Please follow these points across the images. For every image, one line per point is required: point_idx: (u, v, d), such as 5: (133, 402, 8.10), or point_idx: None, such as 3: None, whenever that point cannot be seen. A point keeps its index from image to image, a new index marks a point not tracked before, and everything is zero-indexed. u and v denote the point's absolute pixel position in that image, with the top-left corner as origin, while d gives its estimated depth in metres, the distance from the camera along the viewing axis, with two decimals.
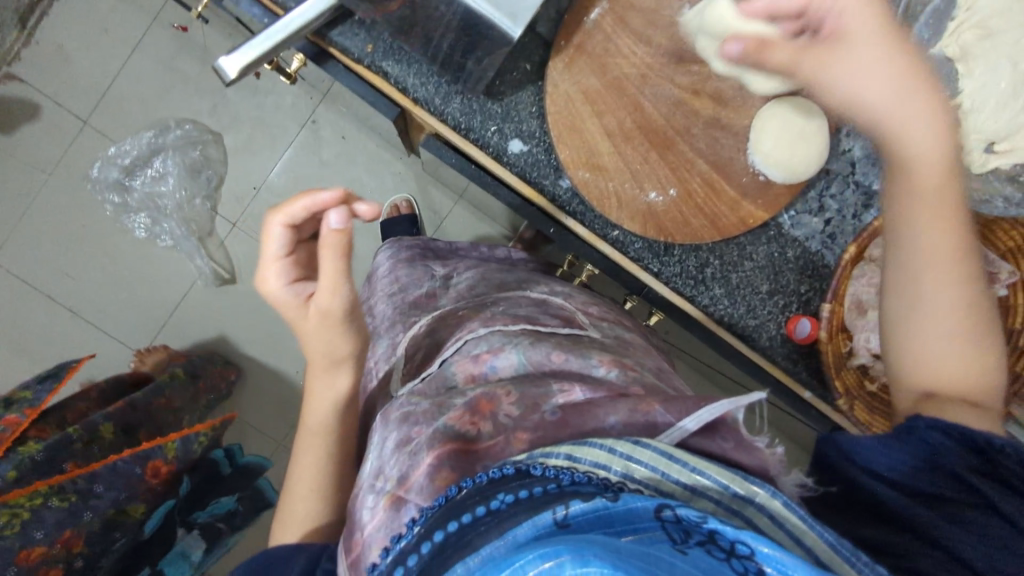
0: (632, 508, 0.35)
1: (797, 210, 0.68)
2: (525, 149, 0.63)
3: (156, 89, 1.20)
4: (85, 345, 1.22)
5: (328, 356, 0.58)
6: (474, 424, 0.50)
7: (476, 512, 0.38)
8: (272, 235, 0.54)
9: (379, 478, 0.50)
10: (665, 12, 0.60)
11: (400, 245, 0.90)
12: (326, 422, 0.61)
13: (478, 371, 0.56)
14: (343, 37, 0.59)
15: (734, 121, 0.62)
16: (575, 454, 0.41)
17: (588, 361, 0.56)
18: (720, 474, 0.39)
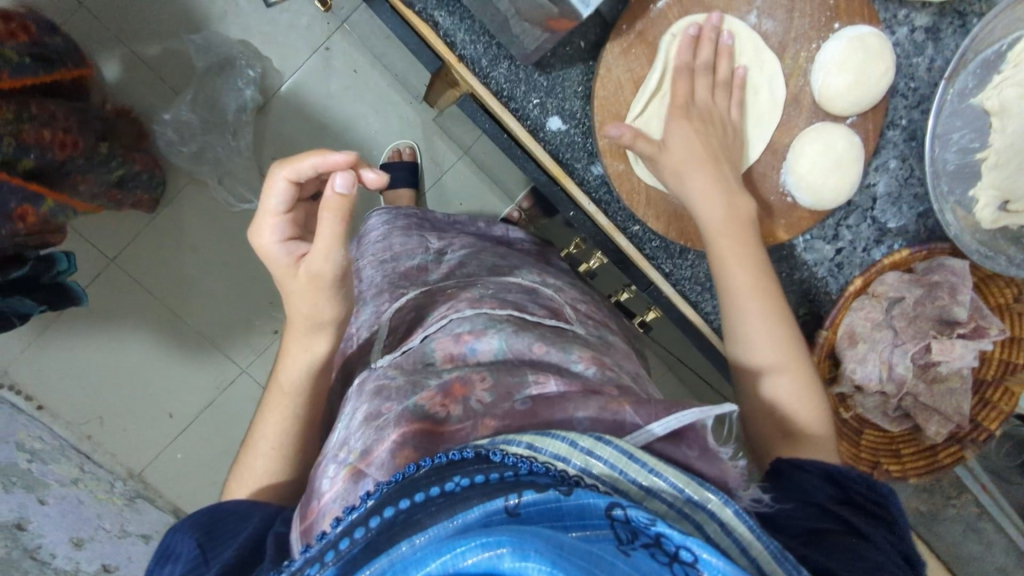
0: (584, 504, 0.36)
1: (813, 235, 0.69)
2: (564, 128, 0.62)
3: None
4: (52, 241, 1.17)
5: (308, 320, 0.55)
6: (445, 407, 0.50)
7: (430, 491, 0.37)
8: (273, 188, 0.51)
9: (341, 449, 0.49)
10: (731, 14, 0.59)
11: (395, 214, 0.90)
12: (298, 383, 0.58)
13: (457, 352, 0.56)
14: None
15: (774, 137, 0.61)
16: (537, 444, 0.40)
17: (567, 355, 0.56)
18: (677, 477, 0.40)
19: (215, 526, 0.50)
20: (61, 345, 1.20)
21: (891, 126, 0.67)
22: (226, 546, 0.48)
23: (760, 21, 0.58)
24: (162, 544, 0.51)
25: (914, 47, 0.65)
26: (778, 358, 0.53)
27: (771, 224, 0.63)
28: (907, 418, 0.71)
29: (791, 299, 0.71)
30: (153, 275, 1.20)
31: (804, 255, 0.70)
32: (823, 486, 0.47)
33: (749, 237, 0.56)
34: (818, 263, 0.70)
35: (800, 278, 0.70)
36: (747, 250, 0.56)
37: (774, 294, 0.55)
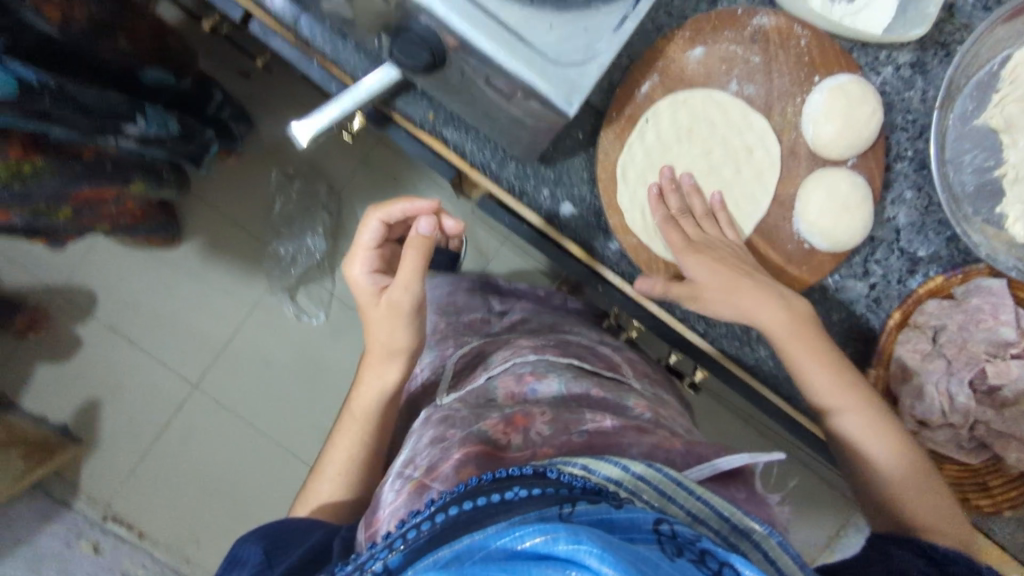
0: (634, 517, 0.37)
1: (842, 274, 0.68)
2: (576, 212, 0.65)
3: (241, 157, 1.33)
4: (133, 373, 1.30)
5: (385, 348, 0.64)
6: (507, 434, 0.52)
7: (491, 498, 0.39)
8: (367, 227, 0.64)
9: (409, 466, 0.53)
10: (714, 85, 0.62)
11: (458, 277, 0.96)
12: (370, 410, 0.65)
13: (520, 390, 0.60)
14: (407, 105, 0.64)
15: (778, 190, 0.63)
16: (592, 466, 0.43)
17: (624, 401, 0.59)
18: (722, 505, 0.42)
19: (281, 538, 0.53)
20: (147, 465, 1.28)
21: (897, 159, 0.67)
22: (289, 555, 0.50)
23: (741, 87, 0.62)
24: (231, 551, 0.54)
25: (903, 83, 0.67)
26: (872, 437, 0.58)
27: (793, 272, 0.64)
28: (985, 449, 0.68)
29: (836, 339, 0.69)
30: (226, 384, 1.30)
31: (839, 296, 0.68)
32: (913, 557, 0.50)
33: (814, 337, 0.59)
34: (854, 301, 0.68)
35: (838, 318, 0.69)
36: (817, 351, 0.59)
37: (854, 384, 0.59)
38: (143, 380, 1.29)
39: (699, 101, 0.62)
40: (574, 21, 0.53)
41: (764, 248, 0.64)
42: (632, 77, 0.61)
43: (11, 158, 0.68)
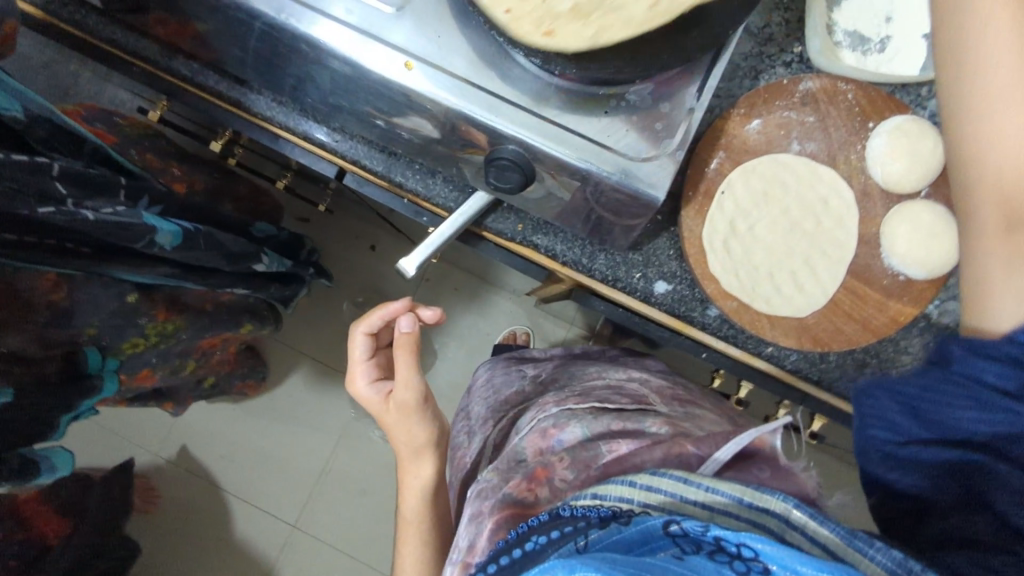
0: (644, 528, 0.40)
1: (942, 298, 0.67)
2: (671, 288, 0.69)
3: (321, 318, 1.61)
4: (253, 524, 1.57)
5: (408, 448, 0.75)
6: (533, 490, 0.58)
7: (514, 553, 0.43)
8: (356, 343, 0.75)
9: (456, 550, 0.59)
10: (776, 149, 0.66)
11: (496, 359, 1.06)
12: (419, 509, 0.76)
13: (546, 445, 0.65)
14: (497, 222, 0.71)
15: (862, 231, 0.66)
16: (600, 492, 0.46)
17: (642, 424, 0.66)
18: (732, 488, 0.42)
19: None
20: None
21: None
22: None
23: (803, 146, 0.66)
24: None
25: None
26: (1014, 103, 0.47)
27: (895, 305, 0.65)
28: None
29: None
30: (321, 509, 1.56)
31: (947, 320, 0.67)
32: (997, 372, 0.44)
33: None
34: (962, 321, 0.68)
35: None
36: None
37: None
38: (259, 533, 1.56)
39: (768, 165, 0.66)
40: (642, 119, 0.59)
41: (862, 287, 0.65)
42: (700, 157, 0.66)
43: (159, 320, 0.79)
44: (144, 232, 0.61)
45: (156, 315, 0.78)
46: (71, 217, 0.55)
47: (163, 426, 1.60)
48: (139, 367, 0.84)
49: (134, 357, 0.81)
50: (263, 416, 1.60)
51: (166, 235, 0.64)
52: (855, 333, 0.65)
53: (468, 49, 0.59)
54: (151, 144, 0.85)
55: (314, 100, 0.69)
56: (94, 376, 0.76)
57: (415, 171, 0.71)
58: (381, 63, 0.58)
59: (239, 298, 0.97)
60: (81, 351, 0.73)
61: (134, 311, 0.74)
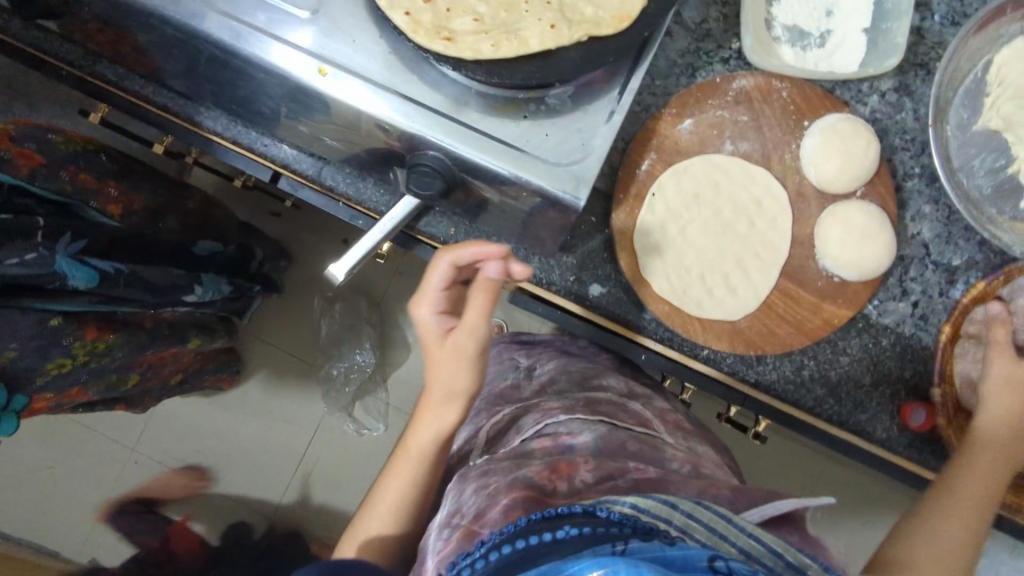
0: (688, 555, 0.38)
1: (881, 298, 0.68)
2: (605, 290, 0.67)
3: (291, 311, 1.60)
4: (234, 513, 1.61)
5: (448, 391, 0.62)
6: (552, 481, 0.57)
7: (544, 537, 0.43)
8: (436, 270, 0.60)
9: (455, 516, 0.57)
10: (709, 149, 0.65)
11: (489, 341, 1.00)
12: (425, 451, 0.64)
13: (558, 446, 0.63)
14: (430, 225, 0.70)
15: (796, 232, 0.65)
16: (640, 504, 0.45)
17: (662, 455, 0.63)
18: (774, 543, 0.45)
19: None
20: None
21: (906, 178, 0.68)
22: None
23: (736, 145, 0.65)
24: None
25: (893, 107, 0.69)
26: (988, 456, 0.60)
27: (830, 307, 0.65)
28: None
29: (891, 364, 0.67)
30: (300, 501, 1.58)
31: (883, 320, 0.67)
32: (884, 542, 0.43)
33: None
34: (900, 322, 0.67)
35: (889, 343, 0.67)
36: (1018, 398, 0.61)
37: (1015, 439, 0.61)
38: (239, 523, 1.60)
39: (699, 166, 0.65)
40: (562, 123, 0.57)
41: (796, 289, 0.65)
42: (631, 159, 0.65)
43: (89, 340, 0.77)
44: (51, 275, 0.66)
45: (84, 334, 0.76)
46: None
47: (139, 419, 1.60)
48: (67, 388, 0.81)
49: (53, 383, 0.77)
50: (241, 410, 1.60)
51: (80, 280, 0.68)
52: (789, 336, 0.64)
53: (385, 51, 0.57)
54: (87, 163, 0.79)
55: (238, 105, 0.67)
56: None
57: (344, 175, 0.71)
58: (292, 63, 0.55)
59: (184, 314, 0.99)
60: None
61: (56, 335, 0.72)
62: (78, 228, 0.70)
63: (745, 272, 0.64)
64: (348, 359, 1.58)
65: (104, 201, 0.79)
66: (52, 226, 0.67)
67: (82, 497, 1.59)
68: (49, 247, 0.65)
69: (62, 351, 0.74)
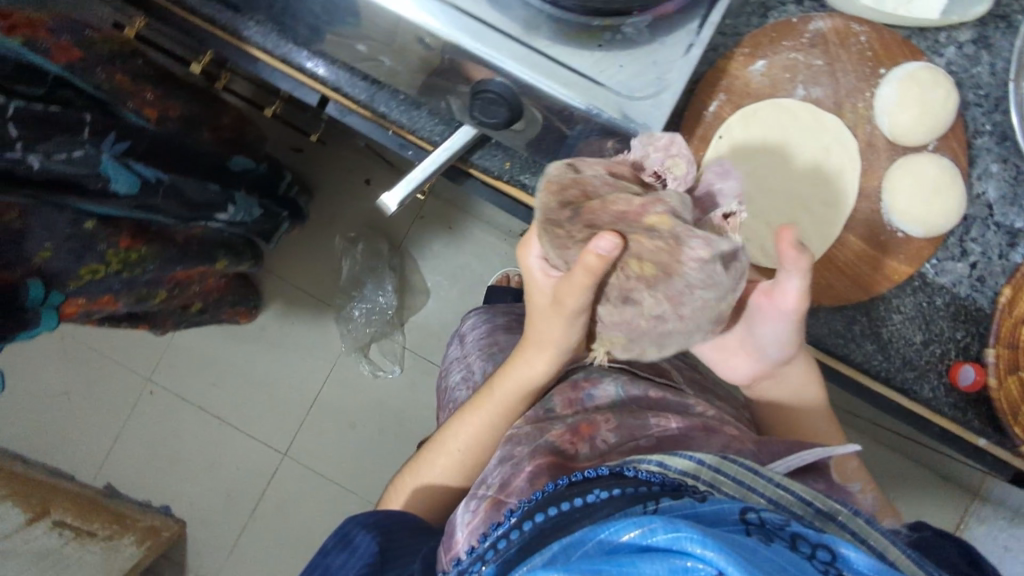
0: (719, 510, 0.38)
1: (939, 257, 0.66)
2: None
3: (312, 249, 1.59)
4: (243, 452, 1.59)
5: (545, 347, 0.62)
6: (574, 443, 0.57)
7: (575, 501, 0.43)
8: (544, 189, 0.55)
9: (480, 487, 0.57)
10: (780, 93, 0.63)
11: (495, 311, 0.98)
12: (507, 402, 0.65)
13: (577, 397, 0.65)
14: (484, 158, 0.68)
15: (863, 183, 0.65)
16: (667, 461, 0.45)
17: (684, 400, 0.63)
18: (804, 491, 0.42)
19: (392, 536, 0.57)
20: (244, 513, 1.58)
21: (977, 135, 0.65)
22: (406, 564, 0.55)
23: (809, 91, 0.64)
24: (338, 530, 0.58)
25: (969, 60, 0.65)
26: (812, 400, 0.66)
27: (891, 263, 0.65)
28: None
29: (943, 324, 0.66)
30: (311, 441, 1.58)
31: (940, 280, 0.66)
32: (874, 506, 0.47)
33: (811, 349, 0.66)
34: (957, 283, 0.66)
35: (944, 303, 0.66)
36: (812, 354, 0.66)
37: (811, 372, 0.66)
38: (246, 462, 1.59)
39: (771, 111, 0.63)
40: (639, 52, 0.55)
41: (862, 244, 0.65)
42: (700, 99, 0.63)
43: (121, 249, 0.75)
44: (96, 176, 0.64)
45: (118, 242, 0.74)
46: (15, 161, 0.58)
47: (156, 348, 1.61)
48: (101, 294, 0.79)
49: (86, 289, 0.75)
50: (257, 346, 1.61)
51: (123, 185, 0.67)
52: (847, 289, 0.65)
53: None
54: (124, 63, 0.76)
55: (291, 21, 0.65)
56: (31, 310, 0.69)
57: (399, 102, 0.68)
58: None
59: (212, 234, 0.99)
60: (22, 282, 0.66)
61: (90, 239, 0.70)
62: (122, 129, 0.69)
63: (807, 216, 0.65)
64: (362, 302, 1.59)
65: (143, 105, 0.76)
66: (97, 124, 0.66)
67: (96, 424, 1.61)
68: (95, 145, 0.64)
69: (97, 256, 0.72)
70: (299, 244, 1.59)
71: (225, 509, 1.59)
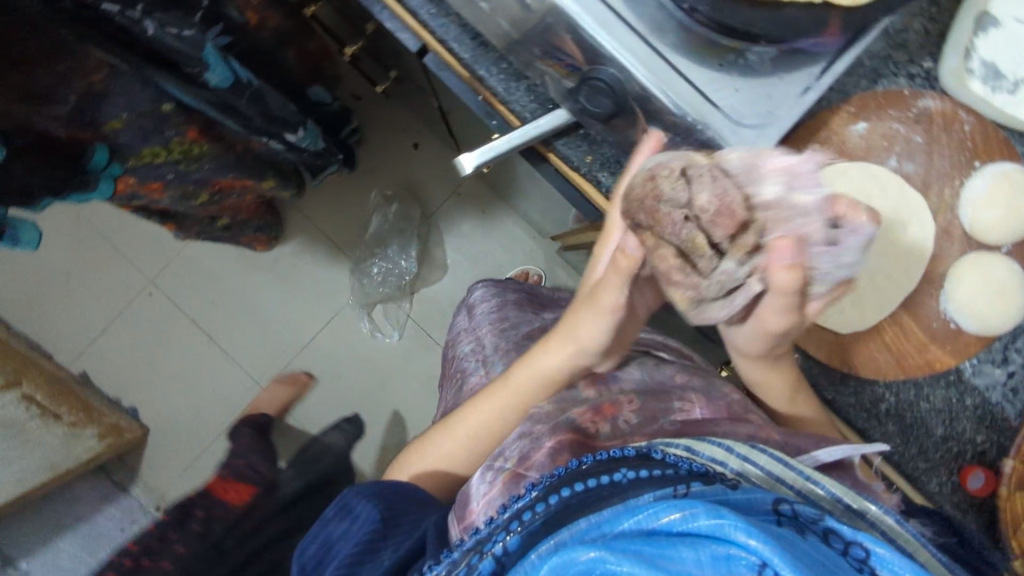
0: (751, 498, 0.38)
1: (980, 358, 0.64)
2: None
3: (347, 197, 1.59)
4: (224, 377, 1.58)
5: (578, 344, 0.61)
6: (596, 423, 0.57)
7: (601, 479, 0.41)
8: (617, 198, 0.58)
9: (498, 459, 0.57)
10: (872, 158, 0.64)
11: (505, 287, 0.97)
12: (527, 391, 0.63)
13: (601, 376, 0.64)
14: (568, 147, 0.68)
15: (929, 268, 0.65)
16: (695, 447, 0.44)
17: (710, 381, 0.63)
18: (834, 486, 0.42)
19: (395, 504, 0.57)
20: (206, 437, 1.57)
21: None
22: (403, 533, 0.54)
23: (901, 164, 0.64)
24: (343, 498, 0.59)
25: None
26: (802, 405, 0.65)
27: (936, 351, 0.65)
28: None
29: (967, 425, 0.65)
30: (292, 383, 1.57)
31: (975, 380, 0.65)
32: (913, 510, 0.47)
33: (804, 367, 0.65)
34: (990, 388, 0.65)
35: (973, 404, 0.65)
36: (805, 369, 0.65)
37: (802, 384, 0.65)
38: (225, 388, 1.58)
39: (853, 173, 0.63)
40: (757, 82, 0.56)
41: (911, 323, 0.65)
42: (794, 146, 0.64)
43: (187, 139, 0.76)
44: (197, 59, 0.65)
45: (186, 133, 0.75)
46: (134, 21, 0.57)
47: (168, 253, 1.60)
48: (151, 180, 0.78)
49: (140, 170, 0.75)
50: (265, 277, 1.60)
51: (216, 76, 0.68)
52: (886, 364, 0.65)
53: None
54: None
55: None
56: (91, 175, 0.69)
57: (501, 71, 0.68)
58: None
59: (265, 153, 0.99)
60: (92, 143, 0.66)
61: (162, 121, 0.71)
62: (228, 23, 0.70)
63: (869, 278, 0.65)
64: (381, 262, 1.58)
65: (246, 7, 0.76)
66: (208, 12, 0.67)
67: (89, 313, 1.60)
68: (202, 31, 0.65)
69: (162, 139, 0.73)
70: (333, 188, 1.59)
71: (192, 429, 1.58)
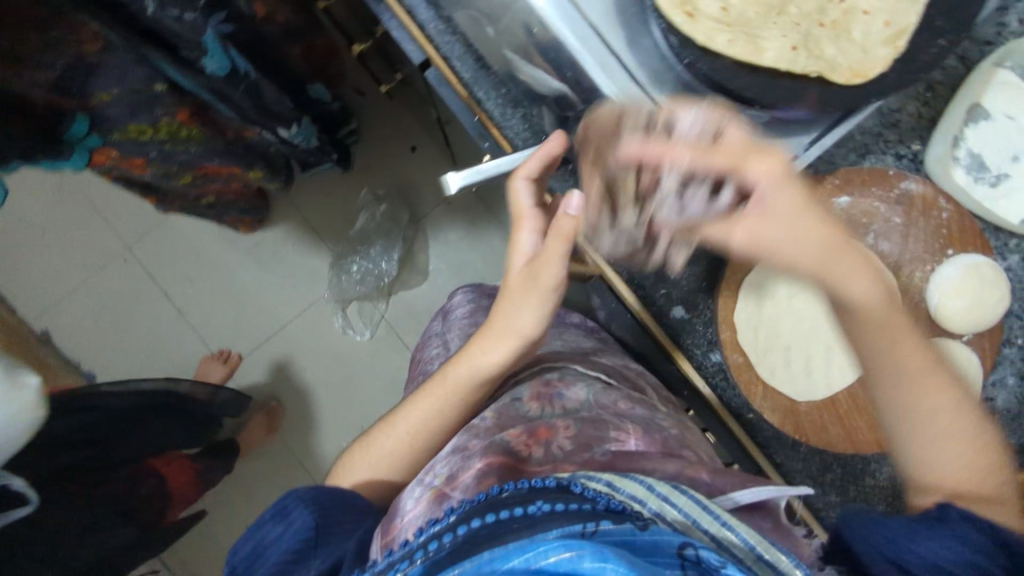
0: (657, 541, 0.38)
1: None
2: (687, 317, 0.68)
3: (337, 191, 1.58)
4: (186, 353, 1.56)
5: (516, 335, 0.62)
6: (528, 446, 0.56)
7: (513, 510, 0.40)
8: (519, 192, 0.61)
9: (428, 475, 0.57)
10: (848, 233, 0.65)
11: (482, 293, 0.98)
12: (462, 383, 0.64)
13: (548, 393, 0.63)
14: (554, 178, 0.68)
15: None
16: (616, 483, 0.44)
17: (653, 413, 0.63)
18: (750, 535, 0.41)
19: (328, 514, 0.56)
20: None
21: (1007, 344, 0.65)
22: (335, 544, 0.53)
23: (877, 242, 0.65)
24: (278, 502, 0.56)
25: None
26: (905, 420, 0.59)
27: (886, 429, 0.63)
28: None
29: None
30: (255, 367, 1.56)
31: None
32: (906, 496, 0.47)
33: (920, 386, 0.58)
34: None
35: None
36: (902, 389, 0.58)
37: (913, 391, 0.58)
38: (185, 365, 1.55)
39: None
40: None
41: (865, 398, 0.64)
42: None
43: (176, 121, 0.76)
44: (196, 44, 0.64)
45: (176, 113, 0.75)
46: None
47: (147, 222, 1.58)
48: (135, 155, 0.77)
49: (123, 145, 0.74)
50: (242, 259, 1.58)
51: (214, 63, 0.68)
52: (836, 438, 0.65)
53: None
54: None
55: None
56: (68, 143, 0.67)
57: (501, 94, 0.67)
58: None
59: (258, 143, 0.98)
60: (72, 112, 0.64)
61: (152, 101, 0.70)
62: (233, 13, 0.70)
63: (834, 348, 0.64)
64: (361, 260, 1.56)
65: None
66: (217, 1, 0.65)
67: (59, 271, 1.57)
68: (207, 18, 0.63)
69: (151, 117, 0.72)
70: (324, 179, 1.58)
71: None
